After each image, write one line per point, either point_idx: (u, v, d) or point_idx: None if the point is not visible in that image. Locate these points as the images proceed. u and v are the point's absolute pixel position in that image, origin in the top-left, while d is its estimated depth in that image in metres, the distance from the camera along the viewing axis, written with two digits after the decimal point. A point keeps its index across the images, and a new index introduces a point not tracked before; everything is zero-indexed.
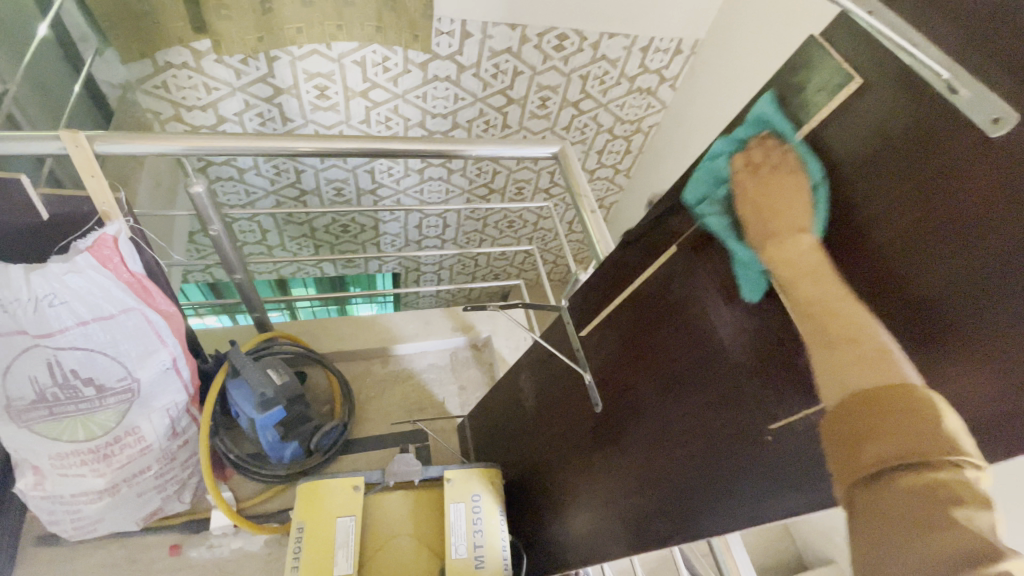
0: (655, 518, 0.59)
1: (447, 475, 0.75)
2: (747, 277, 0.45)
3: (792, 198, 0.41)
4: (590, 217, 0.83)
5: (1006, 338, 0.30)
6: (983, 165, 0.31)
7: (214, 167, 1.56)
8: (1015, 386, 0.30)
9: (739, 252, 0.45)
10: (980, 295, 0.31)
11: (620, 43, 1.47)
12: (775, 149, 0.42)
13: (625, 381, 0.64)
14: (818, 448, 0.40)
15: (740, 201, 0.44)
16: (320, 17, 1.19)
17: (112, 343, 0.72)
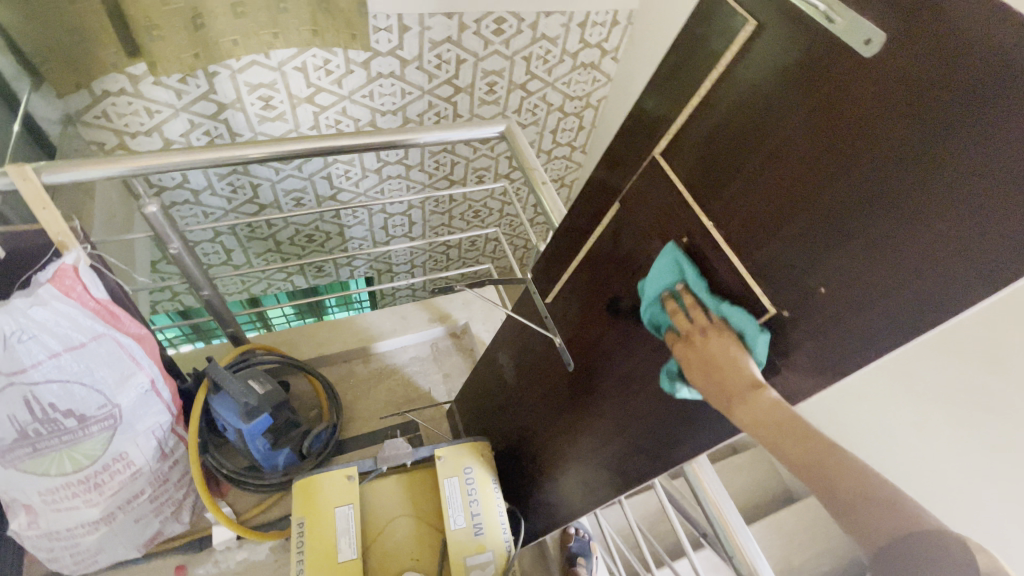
0: (637, 455, 0.64)
1: (437, 454, 0.78)
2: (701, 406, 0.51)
3: (728, 353, 0.45)
4: (543, 188, 0.85)
5: (903, 230, 0.35)
6: (862, 84, 0.35)
7: (167, 192, 1.54)
8: (915, 266, 0.35)
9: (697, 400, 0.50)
10: (877, 196, 0.36)
11: (557, 20, 1.49)
12: (697, 310, 0.48)
13: (592, 336, 0.67)
14: (763, 358, 0.45)
15: (691, 367, 0.48)
16: (255, 27, 1.19)
17: (88, 371, 0.72)
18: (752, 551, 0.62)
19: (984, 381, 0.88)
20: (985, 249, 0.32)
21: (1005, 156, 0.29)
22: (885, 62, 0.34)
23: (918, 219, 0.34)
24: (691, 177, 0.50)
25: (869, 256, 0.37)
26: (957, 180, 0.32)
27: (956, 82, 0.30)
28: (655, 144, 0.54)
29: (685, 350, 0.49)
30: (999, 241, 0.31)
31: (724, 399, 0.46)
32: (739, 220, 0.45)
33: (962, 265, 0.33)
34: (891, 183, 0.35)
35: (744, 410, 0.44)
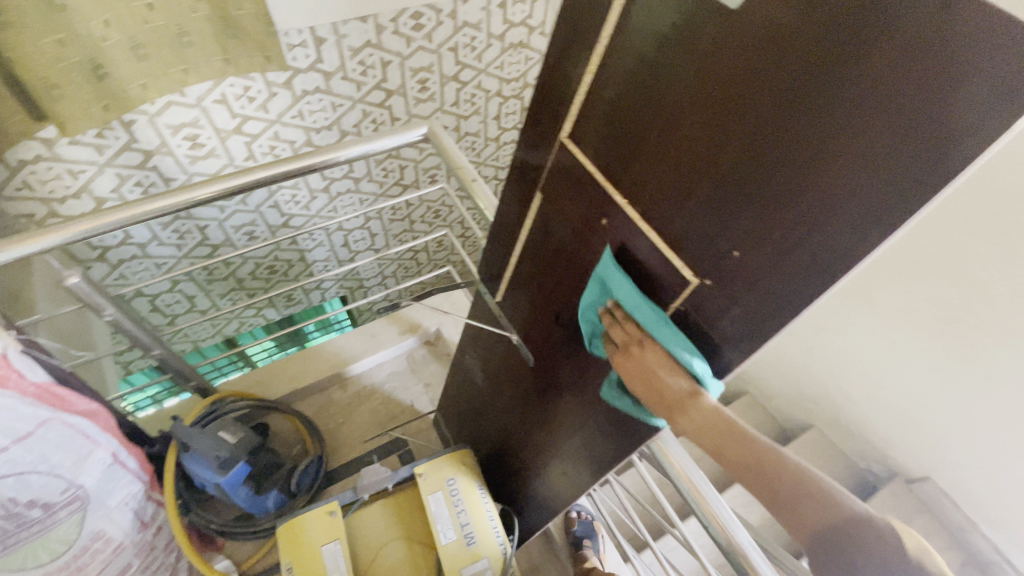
0: (607, 443, 0.62)
1: (417, 472, 0.77)
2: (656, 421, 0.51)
3: (655, 364, 0.46)
4: (475, 184, 0.84)
5: (799, 178, 0.33)
6: (735, 34, 0.34)
7: (113, 251, 1.48)
8: (820, 215, 0.33)
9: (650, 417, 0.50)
10: (773, 148, 0.34)
11: (477, 4, 1.42)
12: (629, 322, 0.48)
13: (544, 329, 0.66)
14: (702, 328, 0.44)
15: (628, 379, 0.49)
16: (162, 69, 1.06)
17: (43, 458, 0.68)
18: (728, 522, 0.62)
19: (936, 288, 1.00)
20: (882, 186, 0.30)
21: (884, 84, 0.28)
22: (751, 7, 0.32)
23: (815, 165, 0.32)
24: (599, 156, 0.48)
25: (774, 211, 0.36)
26: (844, 118, 0.30)
27: (824, 16, 0.29)
28: (560, 128, 0.52)
29: (617, 359, 0.49)
30: (893, 176, 0.29)
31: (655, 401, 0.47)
32: (651, 192, 0.44)
33: (864, 206, 0.31)
34: (783, 132, 0.33)
35: (673, 413, 0.46)
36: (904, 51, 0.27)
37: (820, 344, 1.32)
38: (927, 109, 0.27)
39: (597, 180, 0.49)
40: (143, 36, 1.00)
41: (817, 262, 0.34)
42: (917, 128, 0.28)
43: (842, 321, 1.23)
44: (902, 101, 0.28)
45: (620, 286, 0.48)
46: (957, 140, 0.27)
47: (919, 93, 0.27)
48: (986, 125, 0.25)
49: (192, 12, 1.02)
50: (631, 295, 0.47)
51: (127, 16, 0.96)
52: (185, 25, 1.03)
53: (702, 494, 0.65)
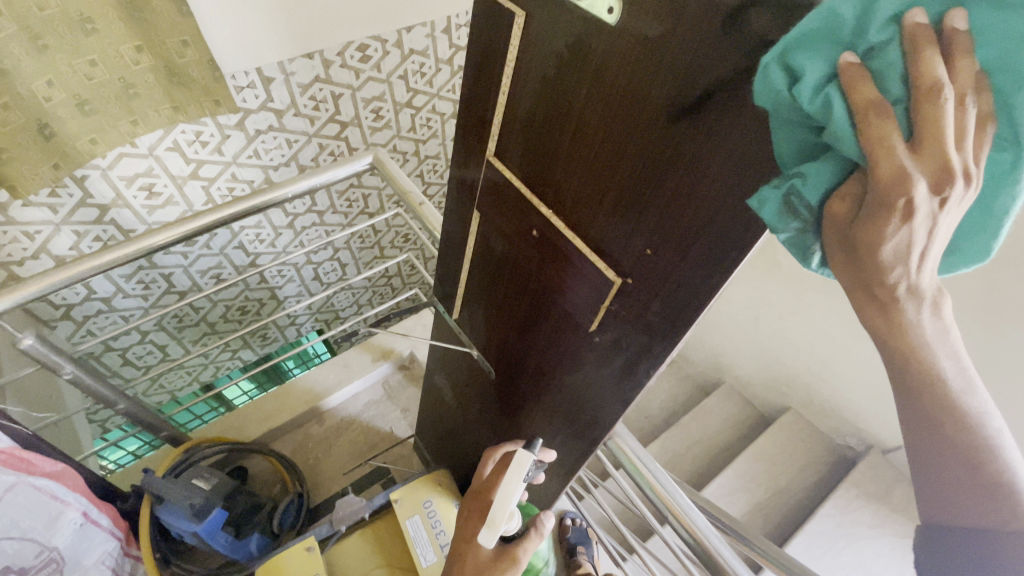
0: (569, 448, 0.63)
1: (393, 498, 0.77)
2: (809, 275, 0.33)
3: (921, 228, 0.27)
4: (423, 208, 0.86)
5: (692, 176, 0.36)
6: (621, 50, 0.36)
7: (77, 308, 1.46)
8: (711, 210, 0.35)
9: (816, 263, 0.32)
10: (665, 149, 0.36)
11: (421, 32, 1.44)
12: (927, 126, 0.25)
13: (498, 342, 0.68)
14: (631, 326, 0.46)
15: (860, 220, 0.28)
16: (110, 122, 1.06)
17: (13, 524, 0.67)
18: (685, 508, 0.70)
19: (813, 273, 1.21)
20: (755, 182, 0.32)
21: (738, 87, 0.30)
22: (630, 23, 0.35)
23: (700, 164, 0.35)
24: (521, 171, 0.51)
25: (676, 209, 0.38)
26: (717, 118, 0.33)
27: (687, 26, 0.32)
28: (486, 147, 0.54)
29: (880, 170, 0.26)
30: (760, 169, 0.32)
31: (859, 256, 0.29)
32: (572, 201, 0.46)
33: (742, 202, 0.33)
34: (670, 134, 0.36)
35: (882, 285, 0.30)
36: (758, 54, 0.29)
37: (784, 326, 1.36)
38: None
39: (522, 193, 0.51)
40: (87, 92, 0.99)
41: (714, 256, 0.37)
42: None
43: (801, 300, 1.28)
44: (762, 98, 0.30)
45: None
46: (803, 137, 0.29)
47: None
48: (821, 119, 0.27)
49: (135, 65, 1.02)
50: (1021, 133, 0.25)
51: (70, 75, 0.96)
52: (130, 78, 1.03)
53: (661, 487, 0.72)
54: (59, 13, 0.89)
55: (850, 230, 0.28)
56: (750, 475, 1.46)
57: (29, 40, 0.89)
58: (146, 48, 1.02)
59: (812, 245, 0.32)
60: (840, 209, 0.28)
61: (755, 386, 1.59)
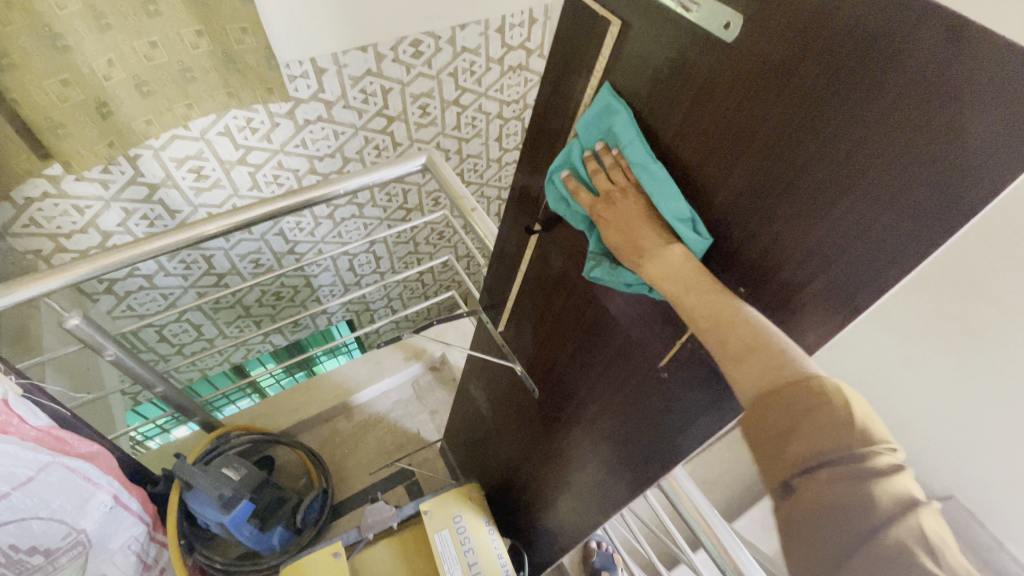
0: (615, 480, 0.60)
1: (423, 509, 0.75)
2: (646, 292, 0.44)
3: (649, 227, 0.41)
4: (474, 214, 0.84)
5: (809, 211, 0.33)
6: (733, 71, 0.33)
7: (119, 283, 1.48)
8: (824, 250, 0.33)
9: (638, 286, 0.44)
10: (783, 176, 0.33)
11: (474, 30, 1.42)
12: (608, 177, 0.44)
13: (548, 362, 0.65)
14: (706, 367, 0.42)
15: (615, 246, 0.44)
16: (166, 103, 1.07)
17: (44, 504, 0.67)
18: (743, 560, 0.64)
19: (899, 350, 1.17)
20: (905, 222, 0.29)
21: (890, 115, 0.27)
22: (749, 42, 0.32)
23: (829, 195, 0.31)
24: None
25: (795, 241, 0.34)
26: (848, 156, 0.30)
27: (826, 45, 0.28)
28: (557, 160, 0.52)
29: (607, 215, 0.44)
30: (908, 206, 0.28)
31: (635, 259, 0.42)
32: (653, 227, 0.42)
33: (885, 241, 0.30)
34: (793, 160, 0.32)
35: (660, 275, 0.40)
36: (911, 94, 0.26)
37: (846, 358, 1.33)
38: (936, 155, 0.26)
39: None
40: (146, 73, 1.00)
41: (828, 303, 0.34)
42: (932, 172, 0.27)
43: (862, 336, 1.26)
44: (906, 144, 0.27)
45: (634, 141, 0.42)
46: (976, 179, 0.25)
47: (930, 125, 0.26)
48: (1007, 157, 0.24)
49: (194, 48, 1.03)
50: (639, 157, 0.41)
51: (131, 55, 0.97)
52: (188, 61, 1.04)
53: (715, 531, 0.67)
54: None
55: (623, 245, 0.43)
56: None
57: (93, 19, 0.89)
58: (205, 33, 1.02)
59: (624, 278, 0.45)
60: (613, 242, 0.44)
61: None
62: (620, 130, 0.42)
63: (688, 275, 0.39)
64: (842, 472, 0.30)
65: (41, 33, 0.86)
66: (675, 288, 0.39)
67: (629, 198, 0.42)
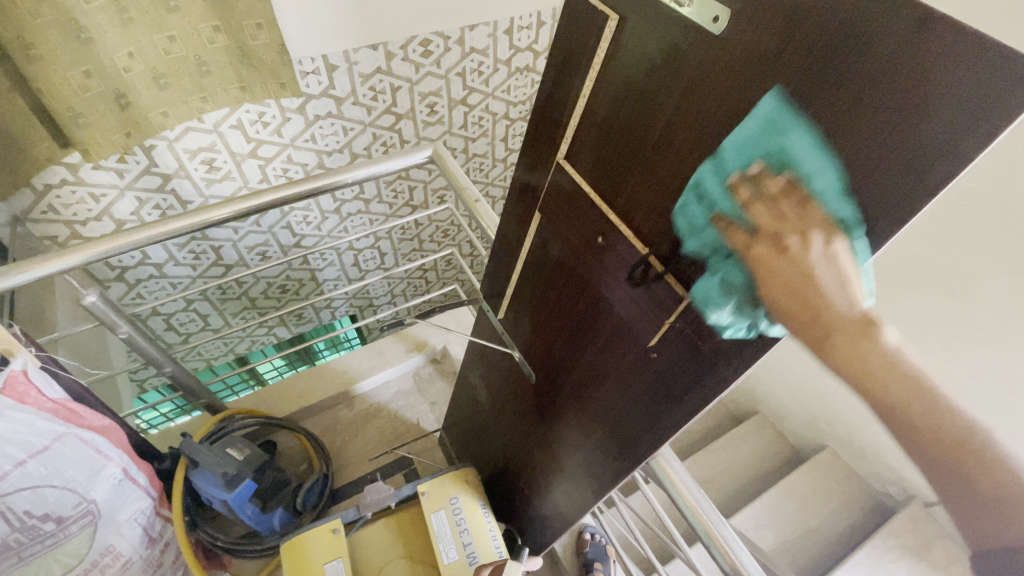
0: (606, 462, 0.62)
1: (421, 490, 0.77)
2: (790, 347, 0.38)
3: (838, 281, 0.33)
4: (478, 206, 0.86)
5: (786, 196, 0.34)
6: (721, 60, 0.36)
7: (130, 271, 1.52)
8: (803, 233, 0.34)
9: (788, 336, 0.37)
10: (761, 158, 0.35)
11: (483, 32, 1.45)
12: (779, 205, 0.34)
13: (544, 347, 0.67)
14: (692, 346, 0.44)
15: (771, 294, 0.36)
16: (183, 96, 1.10)
17: (57, 472, 0.70)
18: (731, 542, 0.67)
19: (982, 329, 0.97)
20: (871, 200, 0.30)
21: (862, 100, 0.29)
22: (736, 32, 0.34)
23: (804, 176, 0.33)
24: (592, 175, 0.50)
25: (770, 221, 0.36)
26: (824, 140, 0.32)
27: (806, 36, 0.31)
28: (557, 150, 0.54)
29: (774, 263, 0.35)
30: (873, 185, 0.30)
31: (816, 334, 0.34)
32: (646, 212, 0.45)
33: (856, 221, 0.32)
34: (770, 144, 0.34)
35: (853, 351, 0.34)
36: (883, 79, 0.28)
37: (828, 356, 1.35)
38: (903, 136, 0.28)
39: (592, 200, 0.50)
40: (164, 66, 1.04)
41: None
42: (899, 153, 0.29)
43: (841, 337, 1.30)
44: (876, 126, 0.29)
45: (815, 171, 0.33)
46: (936, 159, 0.27)
47: (900, 107, 0.28)
48: (965, 139, 0.26)
49: (211, 43, 1.06)
50: (828, 194, 0.32)
51: (150, 49, 1.00)
52: (204, 55, 1.07)
53: (704, 514, 0.69)
54: None
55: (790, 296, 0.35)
56: (779, 512, 1.42)
57: (115, 13, 0.93)
58: (222, 28, 1.05)
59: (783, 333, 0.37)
60: (780, 303, 0.35)
61: (789, 419, 1.54)
62: (801, 153, 0.33)
63: (885, 356, 0.34)
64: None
65: (66, 26, 0.89)
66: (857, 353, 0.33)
67: (810, 247, 0.33)
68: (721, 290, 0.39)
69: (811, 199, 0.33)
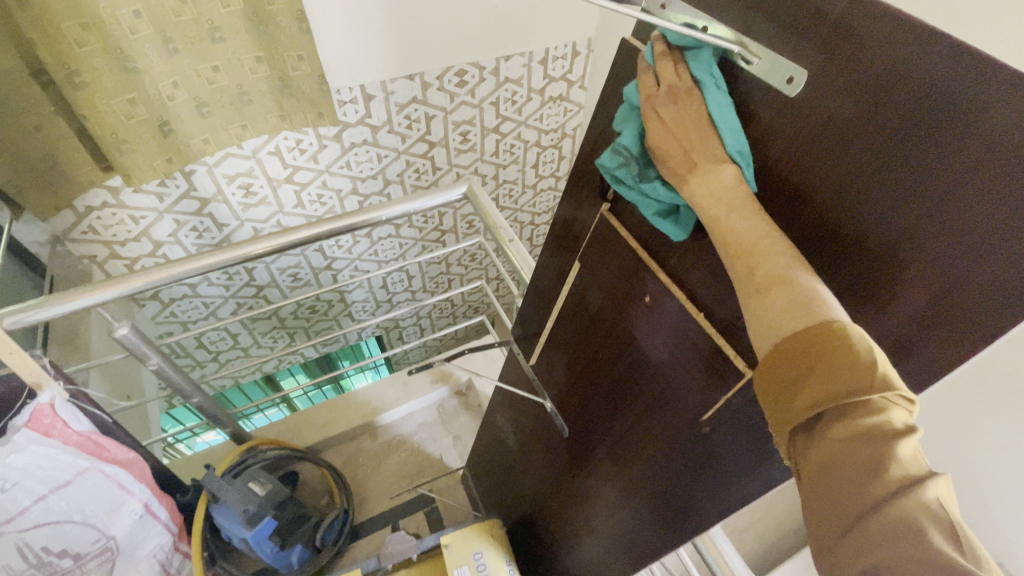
0: (647, 532, 0.57)
1: (444, 542, 0.73)
2: (656, 214, 0.41)
3: (703, 140, 0.37)
4: (511, 245, 0.84)
5: (876, 262, 0.32)
6: (799, 125, 0.34)
7: (165, 290, 1.55)
8: (893, 303, 0.32)
9: (651, 192, 0.40)
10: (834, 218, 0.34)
11: (518, 62, 1.44)
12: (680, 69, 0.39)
13: (579, 401, 0.63)
14: (752, 426, 0.40)
15: (652, 138, 0.39)
16: (223, 124, 1.12)
17: (77, 508, 0.70)
18: None
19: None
20: (965, 276, 0.29)
21: (957, 173, 0.28)
22: (814, 95, 0.33)
23: (886, 240, 0.32)
24: (641, 230, 0.47)
25: (846, 282, 0.34)
26: (915, 216, 0.30)
27: (896, 106, 0.29)
28: (601, 201, 0.52)
29: (664, 110, 0.38)
30: (965, 262, 0.29)
31: (679, 170, 0.38)
32: (702, 275, 0.41)
33: (955, 304, 0.30)
34: (848, 203, 0.33)
35: (704, 186, 0.36)
36: (987, 163, 0.27)
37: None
38: (1009, 223, 0.26)
39: (640, 257, 0.47)
40: (207, 95, 1.06)
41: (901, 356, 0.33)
42: (1006, 239, 0.27)
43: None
44: (980, 208, 0.27)
45: (709, 55, 0.38)
46: None
47: (1007, 192, 0.26)
48: None
49: (253, 73, 1.08)
50: (709, 74, 0.37)
51: (194, 78, 1.02)
52: (246, 85, 1.09)
53: None
54: (192, 20, 0.96)
55: (674, 141, 0.37)
56: None
57: (162, 43, 0.95)
58: (265, 59, 1.07)
59: (661, 195, 0.40)
60: (658, 146, 0.38)
61: None
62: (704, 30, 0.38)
63: (731, 198, 0.36)
64: (857, 432, 0.28)
65: (114, 56, 0.91)
66: (715, 212, 0.36)
67: (687, 103, 0.38)
68: (612, 154, 0.42)
69: (696, 73, 0.38)
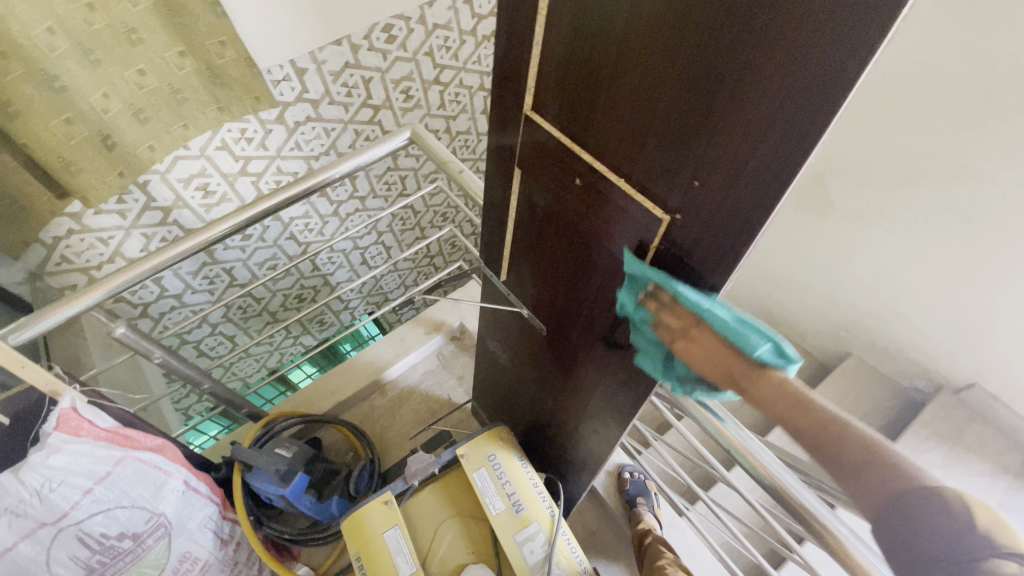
0: (626, 392, 0.64)
1: (460, 453, 0.82)
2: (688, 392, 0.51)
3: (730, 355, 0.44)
4: (463, 176, 0.89)
5: (744, 101, 0.34)
6: None
7: (152, 306, 1.58)
8: (756, 131, 0.35)
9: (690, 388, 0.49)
10: (714, 69, 0.35)
11: (443, 6, 1.42)
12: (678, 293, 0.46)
13: (548, 298, 0.70)
14: (681, 265, 0.46)
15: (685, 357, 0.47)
16: (164, 127, 1.13)
17: (124, 494, 0.76)
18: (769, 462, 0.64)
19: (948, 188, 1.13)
20: (794, 97, 0.32)
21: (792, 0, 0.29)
22: None
23: (747, 84, 0.34)
24: (562, 120, 0.52)
25: (723, 122, 0.36)
26: (754, 46, 0.32)
27: None
28: (524, 102, 0.56)
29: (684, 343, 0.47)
30: (833, 54, 0.29)
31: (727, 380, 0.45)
32: (616, 145, 0.46)
33: (791, 124, 0.33)
34: (714, 48, 0.35)
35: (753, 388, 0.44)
36: None
37: (864, 254, 1.38)
38: (823, 37, 0.29)
39: (566, 145, 0.52)
40: (141, 101, 1.06)
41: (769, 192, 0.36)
42: (823, 52, 0.29)
43: (862, 227, 1.35)
44: (800, 27, 0.29)
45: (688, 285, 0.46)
46: (856, 50, 0.27)
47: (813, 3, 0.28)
48: (868, 24, 0.26)
49: (180, 70, 1.08)
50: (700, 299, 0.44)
51: (123, 86, 1.02)
52: (176, 83, 1.09)
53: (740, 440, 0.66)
54: (106, 27, 0.94)
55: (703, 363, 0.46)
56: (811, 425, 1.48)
57: (82, 55, 0.94)
58: (188, 53, 1.06)
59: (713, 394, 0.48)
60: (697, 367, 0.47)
61: None
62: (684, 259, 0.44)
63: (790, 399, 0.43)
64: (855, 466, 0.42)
65: (39, 79, 0.92)
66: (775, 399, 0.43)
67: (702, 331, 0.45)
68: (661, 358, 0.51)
69: (687, 306, 0.45)
